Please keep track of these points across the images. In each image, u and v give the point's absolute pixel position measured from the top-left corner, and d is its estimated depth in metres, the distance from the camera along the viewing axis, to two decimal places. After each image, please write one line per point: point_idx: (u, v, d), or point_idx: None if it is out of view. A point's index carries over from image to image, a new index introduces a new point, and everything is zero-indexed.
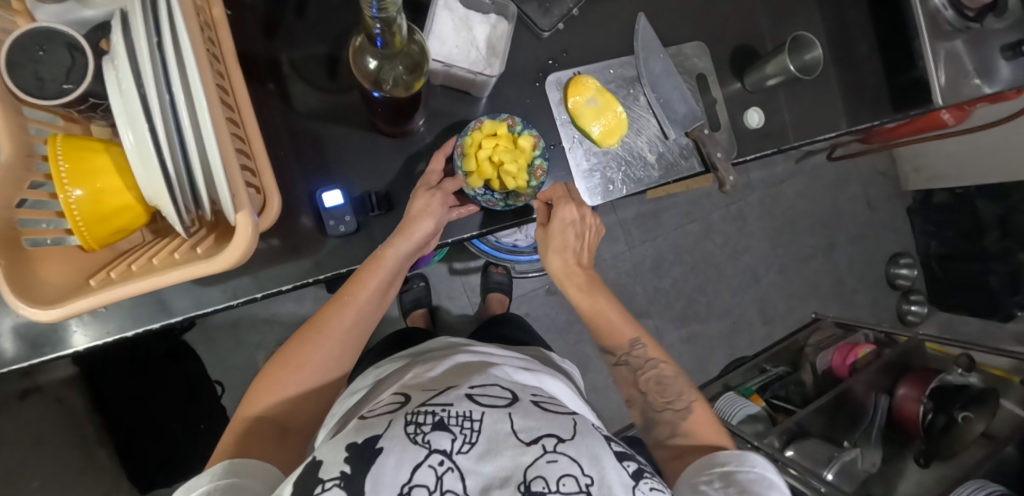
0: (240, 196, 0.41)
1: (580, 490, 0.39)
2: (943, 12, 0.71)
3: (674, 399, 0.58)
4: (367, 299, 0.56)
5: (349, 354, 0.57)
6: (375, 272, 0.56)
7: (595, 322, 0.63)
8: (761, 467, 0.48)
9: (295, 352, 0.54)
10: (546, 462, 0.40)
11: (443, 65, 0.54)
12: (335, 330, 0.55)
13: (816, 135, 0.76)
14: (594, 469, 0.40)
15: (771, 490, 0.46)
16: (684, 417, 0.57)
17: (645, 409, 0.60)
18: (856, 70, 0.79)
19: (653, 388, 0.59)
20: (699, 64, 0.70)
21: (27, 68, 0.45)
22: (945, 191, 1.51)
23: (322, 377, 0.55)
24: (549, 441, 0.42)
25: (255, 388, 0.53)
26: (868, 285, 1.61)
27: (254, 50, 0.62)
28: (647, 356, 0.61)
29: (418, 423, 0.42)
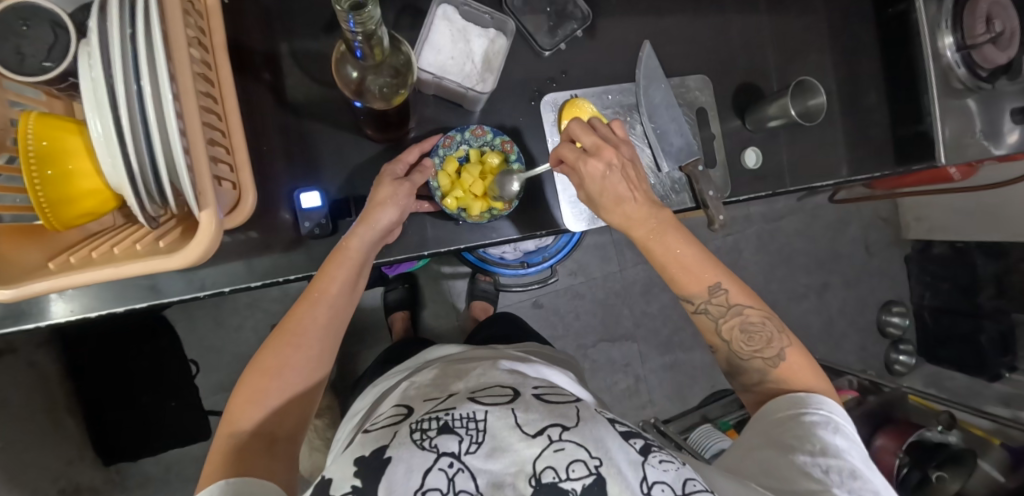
0: (206, 194, 0.40)
1: (590, 472, 0.40)
2: (955, 69, 0.72)
3: (762, 347, 0.58)
4: (338, 292, 0.55)
5: (330, 353, 0.57)
6: (341, 265, 0.55)
7: (673, 271, 0.59)
8: (827, 410, 0.53)
9: (273, 356, 0.52)
10: (553, 451, 0.41)
11: (434, 76, 0.53)
12: (309, 328, 0.54)
13: (815, 180, 0.74)
14: (600, 451, 0.42)
15: (835, 432, 0.51)
16: (773, 365, 0.58)
17: (730, 356, 0.61)
18: (863, 119, 0.78)
19: (739, 336, 0.59)
20: (701, 97, 0.69)
21: (9, 41, 0.44)
22: (945, 244, 1.50)
23: (302, 381, 0.54)
24: (554, 430, 0.43)
25: (236, 400, 0.51)
26: (858, 330, 1.59)
27: (250, 40, 0.61)
28: (729, 302, 0.59)
29: (424, 429, 0.44)
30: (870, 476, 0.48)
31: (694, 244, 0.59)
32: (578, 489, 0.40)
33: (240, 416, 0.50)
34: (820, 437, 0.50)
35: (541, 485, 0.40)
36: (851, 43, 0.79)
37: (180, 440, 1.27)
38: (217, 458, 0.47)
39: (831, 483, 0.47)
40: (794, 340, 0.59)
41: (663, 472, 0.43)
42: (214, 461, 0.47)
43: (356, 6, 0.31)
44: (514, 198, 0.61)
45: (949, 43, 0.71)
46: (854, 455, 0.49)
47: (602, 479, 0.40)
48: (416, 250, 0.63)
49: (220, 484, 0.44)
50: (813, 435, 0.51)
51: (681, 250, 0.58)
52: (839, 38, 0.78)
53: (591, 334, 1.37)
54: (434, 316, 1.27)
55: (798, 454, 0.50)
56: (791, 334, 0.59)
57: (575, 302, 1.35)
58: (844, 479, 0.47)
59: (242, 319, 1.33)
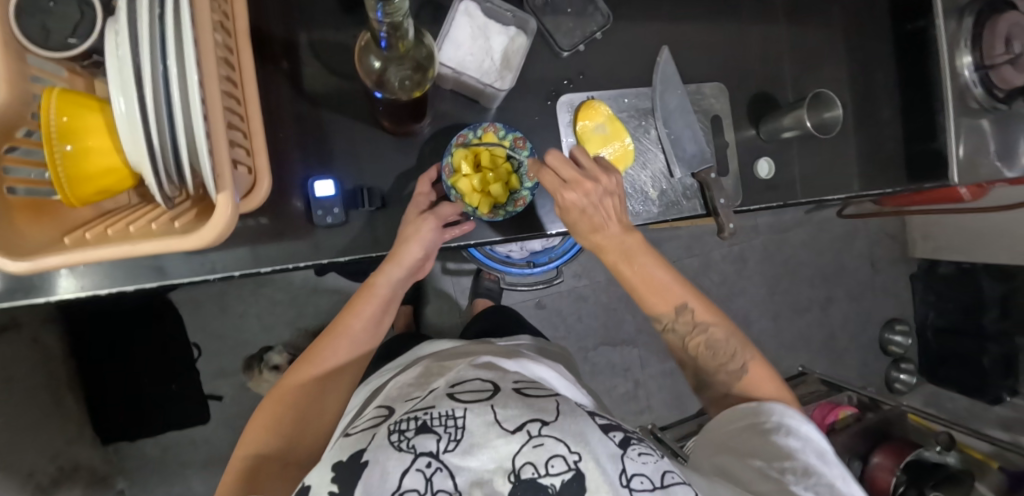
0: (224, 176, 0.41)
1: (569, 468, 0.40)
2: (971, 89, 0.73)
3: (727, 361, 0.60)
4: (362, 327, 0.60)
5: (350, 386, 0.60)
6: (368, 300, 0.60)
7: (639, 287, 0.59)
8: (780, 414, 0.54)
9: (295, 384, 0.56)
10: (533, 447, 0.42)
11: (453, 71, 0.53)
12: (332, 359, 0.58)
13: (826, 194, 0.74)
14: (580, 445, 0.42)
15: (789, 434, 0.52)
16: (738, 379, 0.59)
17: (698, 370, 0.63)
18: (874, 134, 0.79)
19: (704, 351, 0.60)
20: (716, 105, 0.69)
21: (35, 17, 0.44)
22: (952, 264, 1.49)
23: (319, 406, 0.57)
24: (534, 425, 0.43)
25: (257, 424, 0.55)
26: (859, 346, 1.59)
27: (272, 28, 0.62)
28: (695, 320, 0.60)
29: (402, 430, 0.44)
30: (825, 471, 0.49)
31: (665, 263, 0.60)
32: (557, 485, 0.40)
33: (257, 440, 0.53)
34: (774, 441, 0.52)
35: (520, 483, 0.40)
36: (868, 57, 0.79)
37: (178, 422, 1.29)
38: (233, 478, 0.49)
39: (788, 482, 0.48)
40: (757, 354, 0.60)
41: (643, 464, 0.44)
42: (229, 481, 0.49)
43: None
44: (527, 193, 0.61)
45: (968, 62, 0.73)
46: (808, 453, 0.51)
47: (581, 474, 0.40)
48: None
49: None
50: (767, 440, 0.52)
51: (651, 269, 0.59)
52: (856, 50, 0.78)
53: (592, 337, 1.36)
54: (437, 311, 1.27)
55: (757, 460, 0.51)
56: (752, 350, 0.60)
57: (578, 304, 1.35)
58: (800, 478, 0.48)
59: (246, 305, 1.33)
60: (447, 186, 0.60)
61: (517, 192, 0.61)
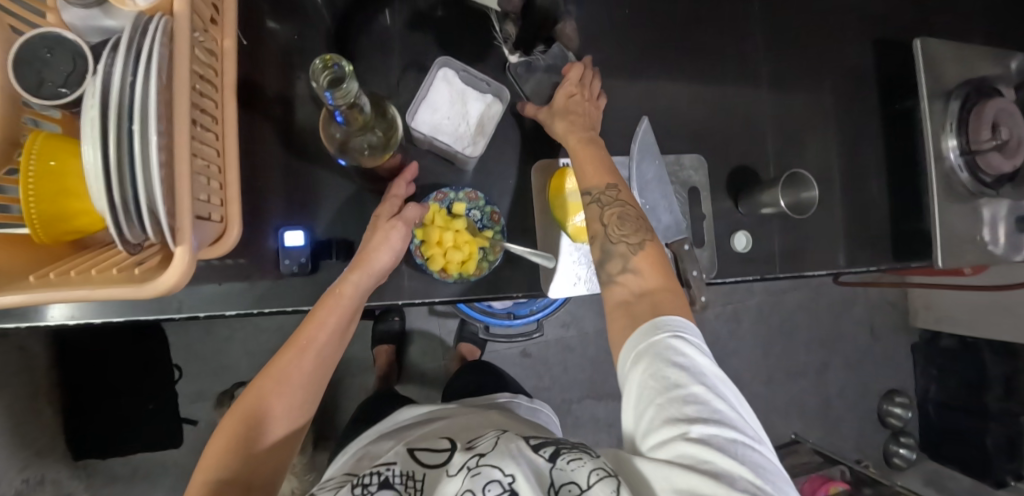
0: (183, 229, 0.42)
1: (506, 490, 0.43)
2: (958, 173, 0.73)
3: (630, 235, 0.55)
4: (325, 342, 0.55)
5: (312, 400, 0.56)
6: (332, 309, 0.55)
7: (579, 158, 0.59)
8: (676, 329, 0.47)
9: (251, 404, 0.52)
10: (473, 476, 0.45)
11: (426, 136, 0.55)
12: (294, 376, 0.54)
13: (807, 269, 0.73)
14: (514, 467, 0.45)
15: (688, 355, 0.46)
16: (632, 255, 0.55)
17: (600, 241, 0.57)
18: (862, 209, 0.77)
19: (615, 221, 0.56)
20: (694, 177, 0.70)
21: (32, 66, 0.47)
22: (953, 337, 1.45)
23: (281, 423, 0.53)
24: (472, 459, 0.48)
25: (212, 448, 0.50)
26: (857, 416, 1.54)
27: (265, 78, 0.64)
28: (618, 197, 0.57)
29: (364, 484, 0.47)
30: (722, 392, 0.45)
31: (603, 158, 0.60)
32: None
33: (214, 465, 0.50)
34: (676, 369, 0.45)
35: None
36: (856, 132, 0.78)
37: (151, 445, 1.28)
38: None
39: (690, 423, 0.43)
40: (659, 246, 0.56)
41: (572, 473, 0.45)
42: None
43: (334, 83, 0.40)
44: (484, 267, 0.59)
45: (953, 145, 0.73)
46: (708, 374, 0.46)
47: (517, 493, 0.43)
48: (390, 299, 0.60)
49: None
50: (671, 370, 0.45)
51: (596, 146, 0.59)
52: (845, 126, 0.78)
53: (578, 388, 1.34)
54: (420, 351, 1.26)
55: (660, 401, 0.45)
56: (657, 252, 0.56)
57: (564, 354, 1.33)
58: (700, 412, 0.43)
59: (232, 330, 1.34)
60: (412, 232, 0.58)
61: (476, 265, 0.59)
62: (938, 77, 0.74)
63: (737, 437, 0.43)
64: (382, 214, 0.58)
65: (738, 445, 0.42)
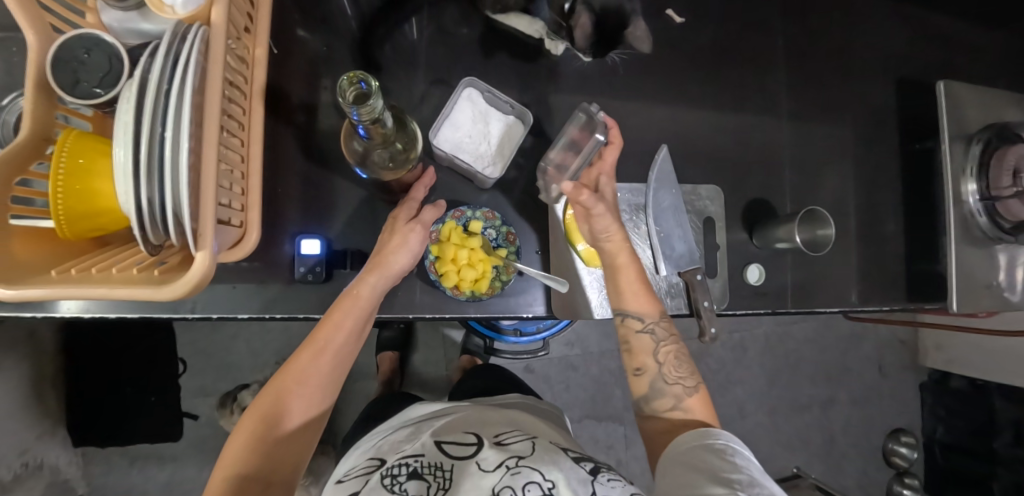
0: (205, 233, 0.42)
1: (543, 492, 0.48)
2: (976, 217, 0.72)
3: (685, 375, 0.61)
4: (342, 342, 0.56)
5: (328, 396, 0.58)
6: (349, 311, 0.55)
7: (627, 288, 0.60)
8: (724, 438, 0.53)
9: (271, 402, 0.53)
10: (511, 475, 0.50)
11: (447, 153, 0.57)
12: (312, 375, 0.55)
13: (819, 306, 0.73)
14: (551, 474, 0.50)
15: (735, 454, 0.50)
16: (686, 396, 0.60)
17: (653, 379, 0.61)
18: (878, 250, 0.77)
19: (671, 359, 0.61)
20: (710, 207, 0.69)
21: (69, 65, 0.48)
22: (964, 379, 1.42)
23: (298, 419, 0.55)
24: (511, 461, 0.52)
25: (232, 445, 0.51)
26: (860, 454, 1.51)
27: (291, 86, 0.66)
28: (665, 329, 0.62)
29: (394, 474, 0.53)
30: (770, 486, 0.47)
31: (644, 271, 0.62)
32: None
33: (233, 461, 0.50)
34: (723, 458, 0.50)
35: None
36: (874, 171, 0.78)
37: (150, 437, 1.28)
38: None
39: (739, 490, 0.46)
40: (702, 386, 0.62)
41: (609, 488, 0.51)
42: None
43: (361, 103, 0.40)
44: (498, 286, 0.60)
45: (972, 189, 0.72)
46: (753, 471, 0.49)
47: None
48: (401, 313, 0.60)
49: None
50: (718, 456, 0.50)
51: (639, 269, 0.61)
52: (863, 164, 0.78)
53: (578, 408, 1.33)
54: (423, 361, 1.26)
55: (708, 473, 0.48)
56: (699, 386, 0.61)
57: (566, 373, 1.32)
58: (748, 487, 0.46)
59: (238, 328, 1.35)
60: (428, 250, 0.60)
61: (490, 284, 0.59)
62: (960, 121, 0.73)
63: None
64: (399, 217, 0.58)
65: None
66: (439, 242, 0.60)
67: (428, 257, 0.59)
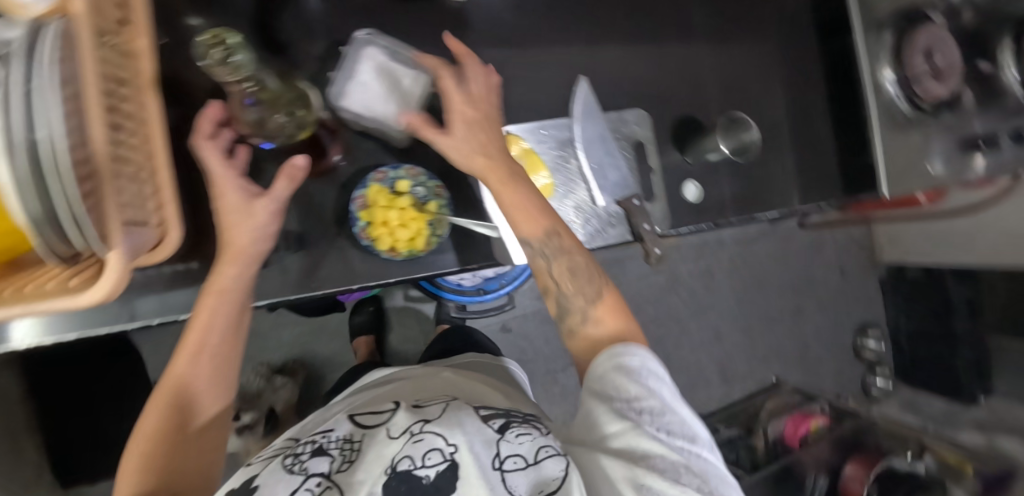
0: (112, 234, 0.41)
1: (444, 459, 0.44)
2: (897, 102, 0.77)
3: (585, 284, 0.55)
4: (214, 343, 0.51)
5: (218, 402, 0.54)
6: (209, 306, 0.50)
7: (510, 210, 0.55)
8: (642, 355, 0.48)
9: (155, 423, 0.49)
10: (414, 443, 0.46)
11: (355, 115, 0.56)
12: (192, 386, 0.51)
13: (760, 212, 0.75)
14: (457, 438, 0.46)
15: (648, 375, 0.47)
16: (594, 304, 0.54)
17: (557, 298, 0.56)
18: (808, 151, 0.79)
19: (566, 275, 0.55)
20: (639, 131, 0.70)
21: None
22: (920, 269, 1.51)
23: (204, 417, 0.52)
24: (416, 425, 0.49)
25: (120, 482, 0.46)
26: (833, 354, 1.59)
27: (185, 70, 0.61)
28: (561, 245, 0.55)
29: (297, 454, 0.49)
30: (679, 409, 0.47)
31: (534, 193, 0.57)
32: (432, 475, 0.43)
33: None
34: (634, 384, 0.46)
35: (396, 474, 0.44)
36: (797, 75, 0.80)
37: None
38: None
39: (641, 423, 0.44)
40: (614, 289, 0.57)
41: (518, 445, 0.47)
42: None
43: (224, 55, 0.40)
44: (433, 239, 0.59)
45: (889, 76, 0.76)
46: (665, 396, 0.47)
47: (455, 464, 0.44)
48: (344, 284, 0.58)
49: None
50: (629, 381, 0.46)
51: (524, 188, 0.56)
52: (787, 69, 0.79)
53: (561, 358, 1.35)
54: (400, 339, 1.26)
55: (612, 403, 0.46)
56: (608, 295, 0.55)
57: (544, 327, 1.35)
58: (654, 418, 0.45)
59: None
60: (354, 215, 0.57)
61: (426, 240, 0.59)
62: (869, 10, 0.75)
63: (688, 447, 0.44)
64: (223, 193, 0.51)
65: (689, 452, 0.44)
66: (366, 204, 0.57)
67: (357, 223, 0.56)
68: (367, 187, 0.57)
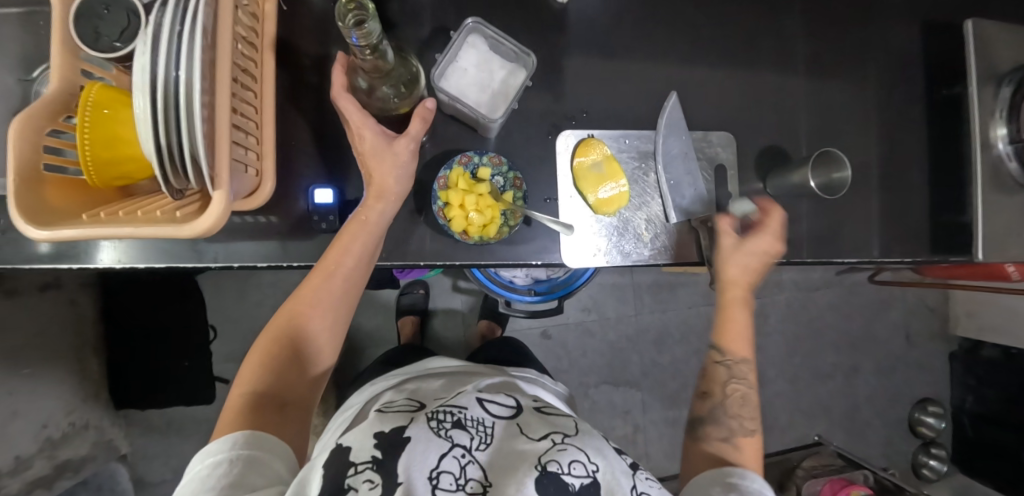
0: (220, 174, 0.44)
1: (587, 474, 0.46)
2: (1005, 162, 0.69)
3: (740, 416, 0.60)
4: (351, 267, 0.57)
5: (341, 321, 0.60)
6: (356, 232, 0.56)
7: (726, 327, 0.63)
8: (749, 476, 0.53)
9: (286, 324, 0.56)
10: (557, 450, 0.47)
11: (450, 97, 0.57)
12: (322, 299, 0.57)
13: (837, 255, 0.72)
14: (597, 459, 0.48)
15: (759, 494, 0.51)
16: (745, 430, 0.59)
17: (712, 407, 0.61)
18: (901, 200, 0.74)
19: (731, 401, 0.61)
20: (722, 154, 0.69)
21: (89, 22, 0.49)
22: (997, 348, 1.36)
23: (321, 340, 0.58)
24: (556, 436, 0.50)
25: (248, 364, 0.54)
26: (885, 422, 1.49)
27: (300, 41, 0.66)
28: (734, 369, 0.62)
29: (440, 419, 0.49)
30: None
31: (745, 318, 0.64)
32: (576, 484, 0.45)
33: (250, 378, 0.53)
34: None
35: (544, 472, 0.44)
36: (900, 120, 0.75)
37: (184, 399, 1.36)
38: (229, 411, 0.50)
39: None
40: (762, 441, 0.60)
41: (648, 487, 0.50)
42: (228, 414, 0.50)
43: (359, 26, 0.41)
44: (506, 229, 0.60)
45: (1001, 134, 0.69)
46: None
47: (596, 482, 0.46)
48: (412, 260, 0.61)
49: (236, 432, 0.47)
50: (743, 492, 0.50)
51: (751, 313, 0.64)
52: (887, 112, 0.75)
53: (595, 374, 1.34)
54: (442, 326, 1.29)
55: None
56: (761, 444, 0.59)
57: (584, 339, 1.33)
58: None
59: (264, 295, 1.40)
60: (435, 195, 0.59)
61: (497, 229, 0.59)
62: (991, 59, 0.70)
63: None
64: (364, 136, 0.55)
65: None
66: (447, 187, 0.59)
67: (436, 201, 0.59)
68: (451, 169, 0.60)
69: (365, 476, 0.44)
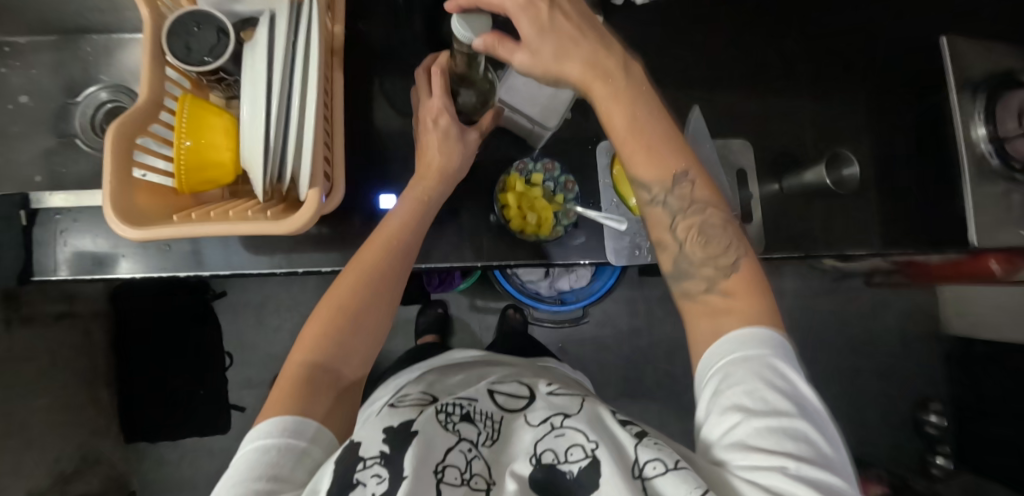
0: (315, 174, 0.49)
1: (587, 456, 0.42)
2: (988, 158, 0.78)
3: (717, 253, 0.52)
4: (409, 240, 0.60)
5: (394, 295, 0.59)
6: (416, 212, 0.62)
7: (626, 146, 0.54)
8: (778, 364, 0.44)
9: (345, 292, 0.55)
10: (555, 436, 0.44)
11: (508, 109, 0.65)
12: (382, 268, 0.58)
13: (849, 250, 0.78)
14: (599, 437, 0.43)
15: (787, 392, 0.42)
16: (726, 274, 0.51)
17: (678, 257, 0.54)
18: (899, 199, 0.82)
19: (696, 236, 0.53)
20: (741, 160, 0.77)
21: (181, 38, 0.54)
22: (989, 344, 1.44)
23: (377, 310, 0.56)
24: (557, 418, 0.47)
25: (307, 331, 0.53)
26: (892, 424, 1.53)
27: (352, 68, 0.73)
28: (692, 194, 0.53)
29: (448, 411, 0.47)
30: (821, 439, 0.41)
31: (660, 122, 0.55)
32: (574, 471, 0.41)
33: (308, 347, 0.52)
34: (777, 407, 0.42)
35: (540, 465, 0.43)
36: (889, 128, 0.84)
37: (197, 429, 1.34)
38: (287, 380, 0.48)
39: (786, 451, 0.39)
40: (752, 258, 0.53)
41: (658, 451, 0.42)
42: (285, 382, 0.48)
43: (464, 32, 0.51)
44: (560, 229, 0.68)
45: (982, 134, 0.77)
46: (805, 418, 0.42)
47: (598, 462, 0.41)
48: (469, 261, 0.68)
49: (288, 414, 0.44)
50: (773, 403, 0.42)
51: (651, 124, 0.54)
52: (877, 120, 0.83)
53: (613, 386, 1.36)
54: (462, 343, 1.31)
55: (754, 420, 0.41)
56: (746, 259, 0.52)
57: (600, 353, 1.37)
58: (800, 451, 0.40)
59: (280, 320, 1.41)
60: (495, 198, 0.68)
61: (552, 228, 0.68)
62: (965, 72, 0.79)
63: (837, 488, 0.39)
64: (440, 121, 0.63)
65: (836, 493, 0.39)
66: (506, 192, 0.68)
67: (497, 204, 0.67)
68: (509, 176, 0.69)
69: (372, 471, 0.38)
